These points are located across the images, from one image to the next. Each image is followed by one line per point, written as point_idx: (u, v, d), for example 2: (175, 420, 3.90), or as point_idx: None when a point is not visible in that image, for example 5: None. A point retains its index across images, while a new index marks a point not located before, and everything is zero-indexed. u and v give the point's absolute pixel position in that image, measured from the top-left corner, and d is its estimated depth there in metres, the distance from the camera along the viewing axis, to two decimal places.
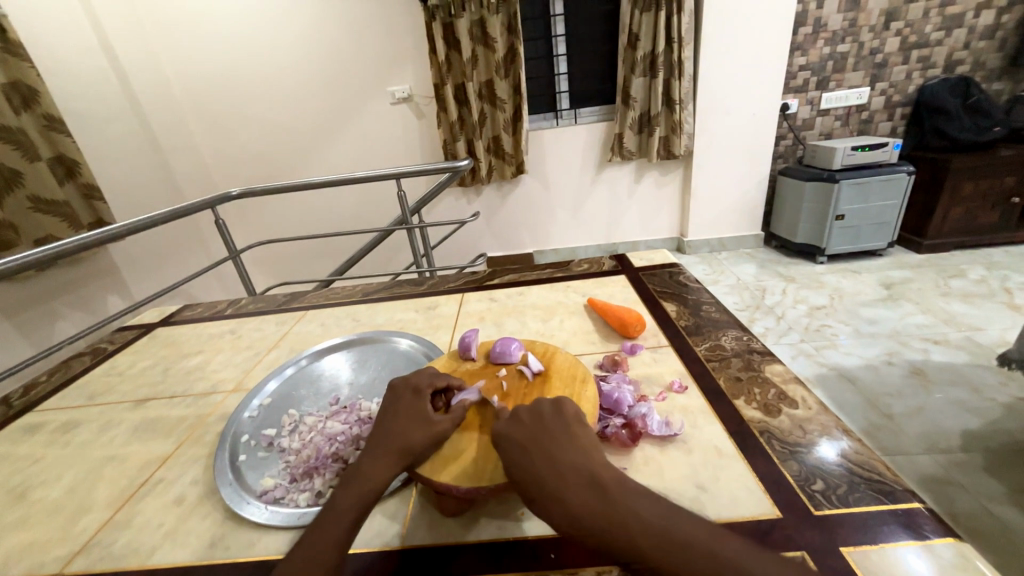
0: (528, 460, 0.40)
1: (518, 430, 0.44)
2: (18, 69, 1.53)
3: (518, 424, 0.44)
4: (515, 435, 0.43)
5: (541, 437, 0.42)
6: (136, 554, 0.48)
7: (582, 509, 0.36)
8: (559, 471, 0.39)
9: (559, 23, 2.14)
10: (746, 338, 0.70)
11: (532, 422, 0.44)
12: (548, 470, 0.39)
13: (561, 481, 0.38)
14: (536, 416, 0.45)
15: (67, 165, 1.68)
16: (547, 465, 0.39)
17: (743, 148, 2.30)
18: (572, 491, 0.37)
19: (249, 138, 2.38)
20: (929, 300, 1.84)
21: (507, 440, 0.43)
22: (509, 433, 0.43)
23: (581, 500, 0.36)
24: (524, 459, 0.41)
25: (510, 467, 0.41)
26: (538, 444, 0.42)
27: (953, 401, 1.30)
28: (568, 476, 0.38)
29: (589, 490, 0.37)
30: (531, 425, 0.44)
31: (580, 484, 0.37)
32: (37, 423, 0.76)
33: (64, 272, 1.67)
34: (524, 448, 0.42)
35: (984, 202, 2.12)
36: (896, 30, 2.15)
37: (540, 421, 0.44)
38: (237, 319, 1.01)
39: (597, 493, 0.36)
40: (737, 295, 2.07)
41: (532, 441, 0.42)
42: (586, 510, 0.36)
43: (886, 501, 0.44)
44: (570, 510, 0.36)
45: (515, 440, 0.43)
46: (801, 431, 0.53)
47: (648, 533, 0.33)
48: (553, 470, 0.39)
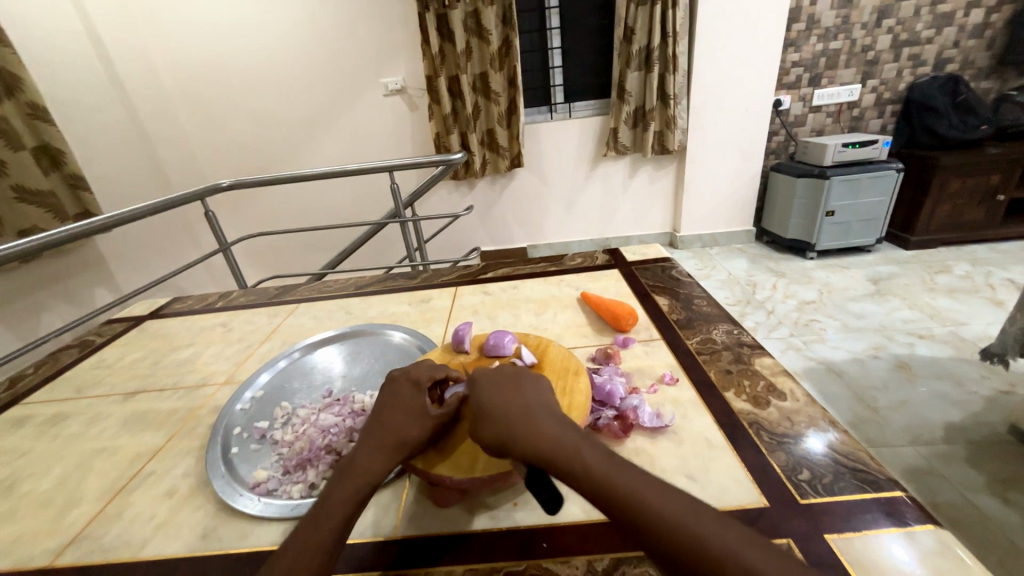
0: (502, 394, 0.44)
1: (498, 374, 0.47)
2: (0, 56, 1.49)
3: (501, 369, 0.47)
4: (496, 375, 0.46)
5: (519, 381, 0.46)
6: (128, 546, 0.48)
7: (543, 432, 0.39)
8: (529, 406, 0.42)
9: (554, 15, 2.12)
10: (736, 331, 0.71)
11: (514, 370, 0.48)
12: (518, 404, 0.42)
13: (528, 412, 0.41)
14: (518, 368, 0.48)
15: (51, 154, 1.64)
16: (520, 401, 0.43)
17: (736, 144, 2.31)
18: (538, 420, 0.40)
19: (239, 129, 2.34)
20: (915, 295, 1.87)
21: (487, 377, 0.46)
22: (491, 374, 0.47)
23: (544, 426, 0.39)
24: (498, 393, 0.44)
25: (483, 396, 0.44)
26: (516, 385, 0.45)
27: (937, 394, 1.33)
28: (537, 410, 0.42)
29: (553, 422, 0.40)
30: (513, 372, 0.47)
31: (546, 417, 0.41)
32: (24, 415, 0.75)
33: (49, 264, 1.64)
34: (501, 385, 0.45)
35: (970, 199, 2.16)
36: (888, 27, 2.17)
37: (521, 371, 0.48)
38: (228, 312, 1.00)
39: (559, 426, 0.40)
40: (728, 290, 2.09)
41: (509, 383, 0.45)
42: (545, 434, 0.39)
43: (869, 490, 0.45)
44: (532, 432, 0.39)
45: (494, 378, 0.46)
46: (788, 422, 0.54)
47: (597, 458, 0.36)
48: (524, 404, 0.42)
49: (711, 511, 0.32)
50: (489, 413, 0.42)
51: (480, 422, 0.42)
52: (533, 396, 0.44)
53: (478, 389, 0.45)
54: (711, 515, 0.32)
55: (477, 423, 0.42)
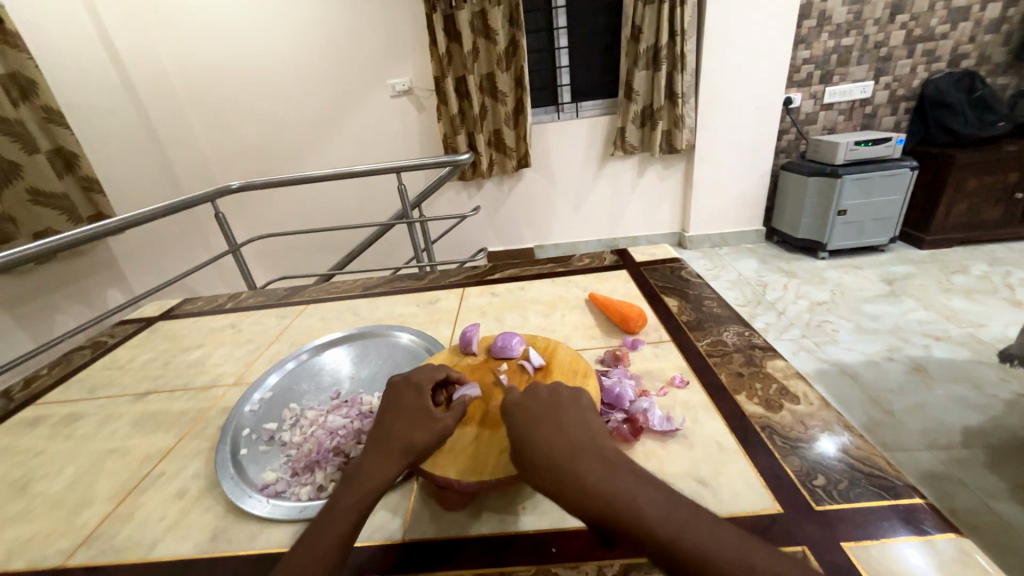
0: (543, 434, 0.41)
1: (533, 407, 0.44)
2: (17, 61, 1.52)
3: (536, 401, 0.44)
4: (532, 411, 0.43)
5: (558, 414, 0.43)
6: (138, 547, 0.48)
7: (593, 482, 0.36)
8: (574, 447, 0.39)
9: (561, 15, 2.12)
10: (748, 333, 0.70)
11: (549, 401, 0.44)
12: (562, 446, 0.39)
13: (574, 456, 0.38)
14: (553, 396, 0.45)
15: (66, 158, 1.67)
16: (563, 441, 0.40)
17: (745, 143, 2.28)
18: (586, 466, 0.37)
19: (249, 131, 2.36)
20: (930, 296, 1.83)
21: (524, 413, 0.43)
22: (526, 408, 0.44)
23: (594, 475, 0.36)
24: (538, 432, 0.41)
25: (523, 438, 0.41)
26: (555, 421, 0.42)
27: (954, 397, 1.31)
28: (583, 452, 0.38)
29: (603, 467, 0.37)
30: (549, 403, 0.44)
31: (593, 460, 0.38)
32: (38, 416, 0.76)
33: (63, 265, 1.67)
34: (539, 423, 0.42)
35: (987, 197, 2.11)
36: (901, 23, 2.13)
37: (557, 401, 0.44)
38: (238, 313, 1.01)
39: (610, 470, 0.37)
40: (738, 290, 2.06)
41: (546, 419, 0.42)
42: (597, 485, 0.36)
43: (886, 497, 0.44)
44: (583, 483, 0.36)
45: (531, 415, 0.43)
46: (802, 426, 0.52)
47: (660, 511, 0.33)
48: (567, 445, 0.39)
49: (789, 567, 0.30)
50: (533, 459, 0.39)
51: (525, 470, 0.39)
52: (576, 432, 0.41)
53: (516, 429, 0.42)
54: (792, 572, 0.30)
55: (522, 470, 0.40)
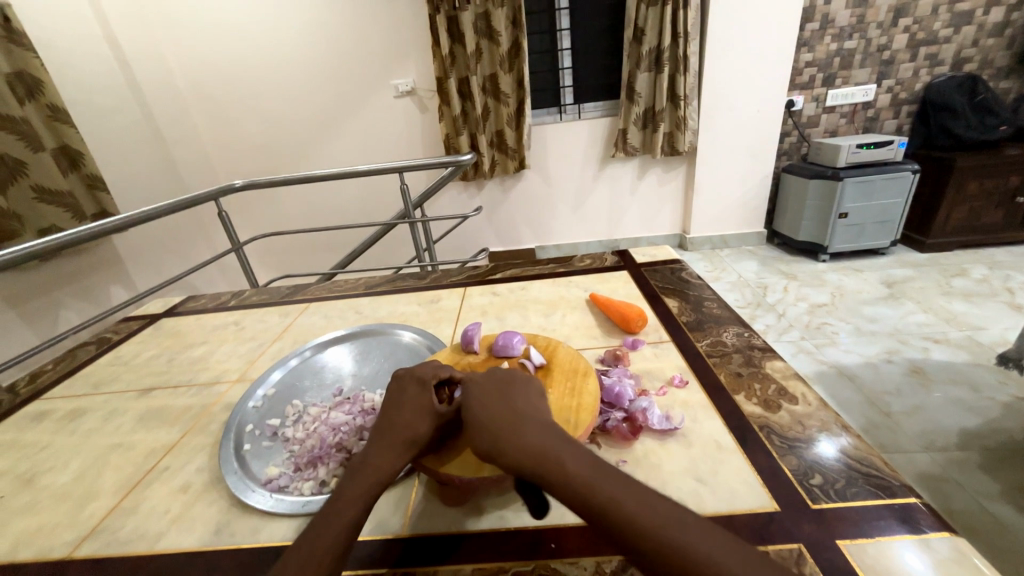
0: (493, 402, 0.44)
1: (490, 382, 0.47)
2: (23, 59, 1.53)
3: (494, 378, 0.48)
4: (487, 384, 0.46)
5: (509, 389, 0.46)
6: (144, 539, 0.49)
7: (528, 437, 0.39)
8: (550, 436, 0.39)
9: (564, 17, 2.12)
10: (747, 334, 0.71)
11: (506, 378, 0.48)
12: (505, 412, 0.42)
13: (516, 419, 0.41)
14: (510, 375, 0.48)
15: (70, 155, 1.68)
16: (507, 409, 0.43)
17: (747, 145, 2.29)
18: (524, 427, 0.40)
19: (252, 130, 2.37)
20: (931, 299, 1.84)
21: (482, 384, 0.47)
22: (484, 381, 0.47)
23: (529, 433, 0.39)
24: (489, 401, 0.44)
25: (474, 405, 0.44)
26: (506, 394, 0.45)
27: (954, 400, 1.31)
28: (523, 418, 0.41)
29: (539, 429, 0.40)
30: (502, 380, 0.47)
31: (530, 423, 0.40)
32: (43, 410, 0.77)
33: (67, 262, 1.68)
34: (491, 394, 0.45)
35: (988, 201, 2.11)
36: (904, 26, 2.13)
37: (514, 379, 0.48)
38: (241, 311, 1.01)
39: (545, 431, 0.39)
40: (738, 292, 2.07)
41: (499, 392, 0.45)
42: (530, 440, 0.38)
43: (883, 496, 0.44)
44: (518, 438, 0.39)
45: (486, 387, 0.46)
46: (800, 427, 0.53)
47: (578, 462, 0.36)
48: (512, 413, 0.42)
49: (686, 515, 0.31)
50: (478, 421, 0.42)
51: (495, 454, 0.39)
52: (523, 405, 0.44)
53: (470, 397, 0.45)
54: (692, 521, 0.31)
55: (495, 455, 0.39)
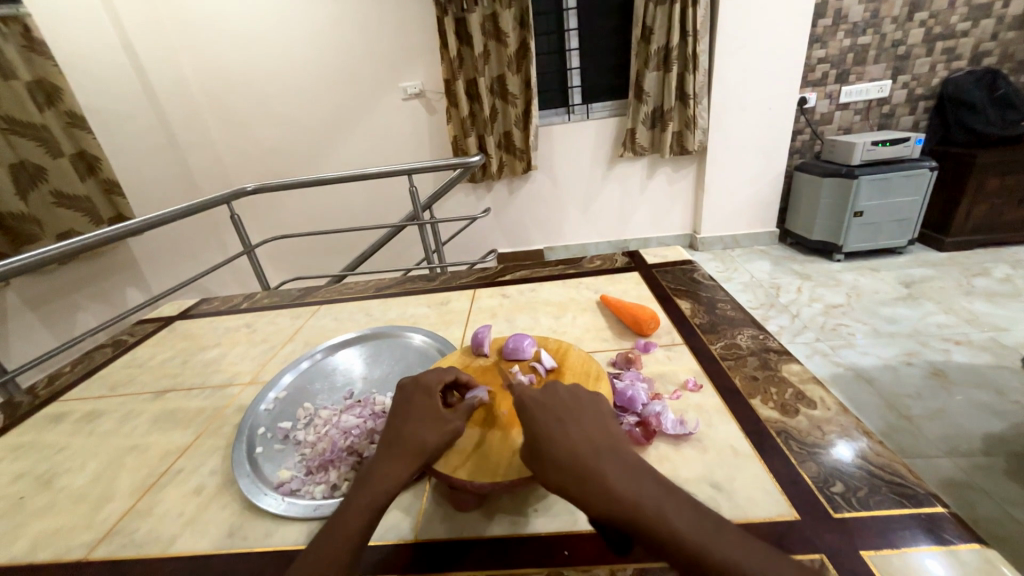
0: (567, 433, 0.41)
1: (557, 407, 0.44)
2: (43, 67, 1.57)
3: (559, 404, 0.44)
4: (556, 410, 0.44)
5: (579, 417, 0.43)
6: (158, 542, 0.49)
7: (622, 481, 0.36)
8: (598, 449, 0.39)
9: (572, 17, 2.12)
10: (762, 337, 0.69)
11: (571, 403, 0.45)
12: (586, 445, 0.40)
13: (598, 460, 0.38)
14: (573, 399, 0.45)
15: (87, 161, 1.71)
16: (587, 442, 0.40)
17: (759, 144, 2.26)
18: (612, 469, 0.37)
19: (263, 134, 2.40)
20: (951, 299, 1.79)
21: (551, 409, 0.44)
22: (546, 407, 0.44)
23: (619, 477, 0.37)
24: (562, 432, 0.41)
25: (545, 437, 0.41)
26: (577, 423, 0.42)
27: (976, 403, 1.27)
28: (607, 456, 0.39)
29: (628, 471, 0.37)
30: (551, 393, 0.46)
31: (617, 464, 0.38)
32: (61, 412, 0.78)
33: (85, 265, 1.71)
34: (564, 423, 0.42)
35: (1010, 198, 2.05)
36: (920, 21, 2.09)
37: (580, 404, 0.45)
38: (253, 313, 1.02)
39: (633, 474, 0.37)
40: (750, 293, 2.04)
41: (571, 420, 0.43)
42: (622, 485, 0.36)
43: (907, 505, 0.43)
44: (608, 484, 0.36)
45: (556, 416, 0.43)
46: (819, 432, 0.52)
47: (683, 518, 0.34)
48: (592, 447, 0.40)
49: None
50: (555, 454, 0.39)
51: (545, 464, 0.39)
52: (598, 435, 0.41)
53: (535, 420, 0.43)
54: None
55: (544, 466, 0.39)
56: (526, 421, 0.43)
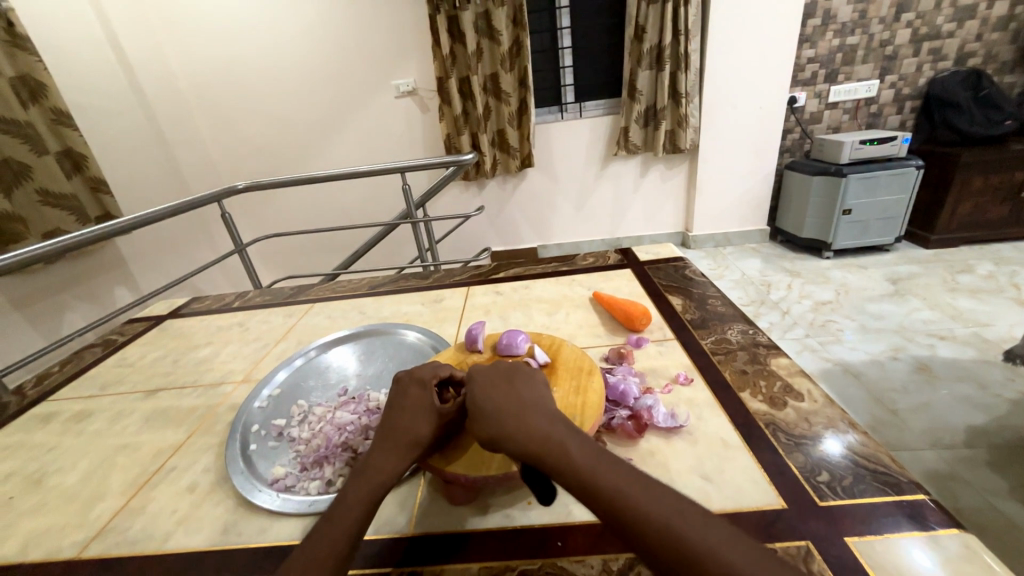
0: (500, 391, 0.45)
1: (497, 371, 0.49)
2: (27, 63, 1.54)
3: (501, 372, 0.48)
4: (494, 374, 0.48)
5: (515, 379, 0.47)
6: (152, 539, 0.49)
7: (536, 427, 0.40)
8: (525, 404, 0.43)
9: (565, 15, 2.12)
10: (752, 332, 0.70)
11: (511, 370, 0.49)
12: (514, 402, 0.44)
13: (526, 411, 0.42)
14: (514, 365, 0.50)
15: (74, 158, 1.68)
16: (516, 399, 0.44)
17: (751, 142, 2.28)
18: (535, 418, 0.41)
19: (254, 132, 2.38)
20: (936, 296, 1.82)
21: (494, 375, 0.48)
22: (489, 371, 0.48)
23: (537, 424, 0.41)
24: (496, 390, 0.46)
25: (479, 391, 0.46)
26: (512, 384, 0.46)
27: (960, 397, 1.30)
28: (532, 409, 0.43)
29: (549, 422, 0.41)
30: (506, 364, 0.50)
31: (539, 415, 0.42)
32: (51, 411, 0.77)
33: (72, 264, 1.69)
34: (503, 384, 0.46)
35: (994, 197, 2.09)
36: (907, 21, 2.12)
37: (518, 370, 0.49)
38: (246, 312, 1.02)
39: (551, 422, 0.41)
40: (741, 290, 2.06)
41: (507, 381, 0.47)
42: (538, 428, 0.40)
43: (891, 493, 0.44)
44: (526, 427, 0.40)
45: (497, 379, 0.47)
46: (806, 423, 0.53)
47: (587, 457, 0.37)
48: (517, 401, 0.44)
49: (700, 513, 0.33)
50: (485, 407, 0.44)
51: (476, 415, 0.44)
52: (529, 394, 0.45)
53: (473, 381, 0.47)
54: (696, 515, 0.32)
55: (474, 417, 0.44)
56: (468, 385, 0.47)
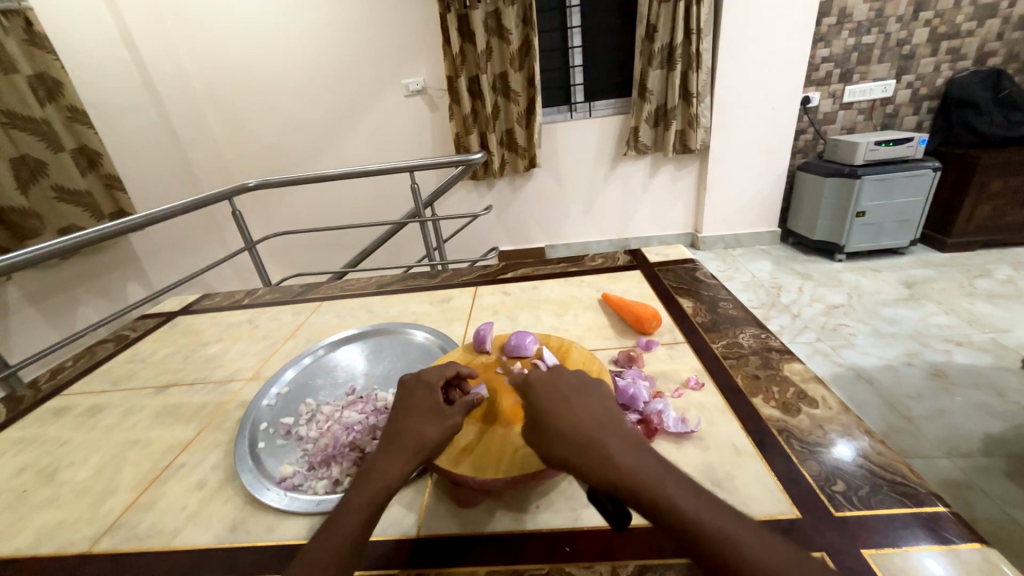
0: (570, 409, 0.42)
1: (561, 386, 0.45)
2: (45, 62, 1.57)
3: (568, 384, 0.45)
4: (560, 387, 0.44)
5: (583, 395, 0.44)
6: (161, 535, 0.50)
7: (617, 456, 0.37)
8: (600, 425, 0.40)
9: (575, 15, 2.11)
10: (764, 336, 0.69)
11: (577, 384, 0.45)
12: (589, 423, 0.40)
13: (600, 433, 0.39)
14: (577, 379, 0.46)
15: (89, 156, 1.71)
16: (589, 418, 0.41)
17: (762, 143, 2.25)
18: (613, 443, 0.38)
19: (264, 130, 2.40)
20: (952, 300, 1.79)
21: (562, 388, 0.45)
22: (553, 384, 0.45)
23: (619, 451, 0.37)
24: (565, 407, 0.42)
25: (548, 408, 0.42)
26: (582, 400, 0.43)
27: (976, 404, 1.27)
28: (608, 432, 0.39)
29: (630, 447, 0.38)
30: (570, 377, 0.46)
31: (618, 439, 0.39)
32: (63, 406, 0.78)
33: (85, 260, 1.71)
34: (570, 399, 0.43)
35: (1013, 199, 2.04)
36: (925, 20, 2.08)
37: (584, 385, 0.45)
38: (255, 309, 1.02)
39: (634, 449, 0.38)
40: (751, 292, 2.04)
41: (577, 397, 0.43)
42: (618, 456, 0.37)
43: (909, 504, 0.43)
44: (607, 455, 0.37)
45: (564, 393, 0.44)
46: (820, 431, 0.52)
47: (681, 490, 0.34)
48: (592, 421, 0.40)
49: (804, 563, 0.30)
50: (558, 426, 0.40)
51: (548, 436, 0.40)
52: (599, 412, 0.42)
53: (540, 395, 0.44)
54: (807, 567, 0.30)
55: (546, 439, 0.40)
56: (532, 399, 0.44)
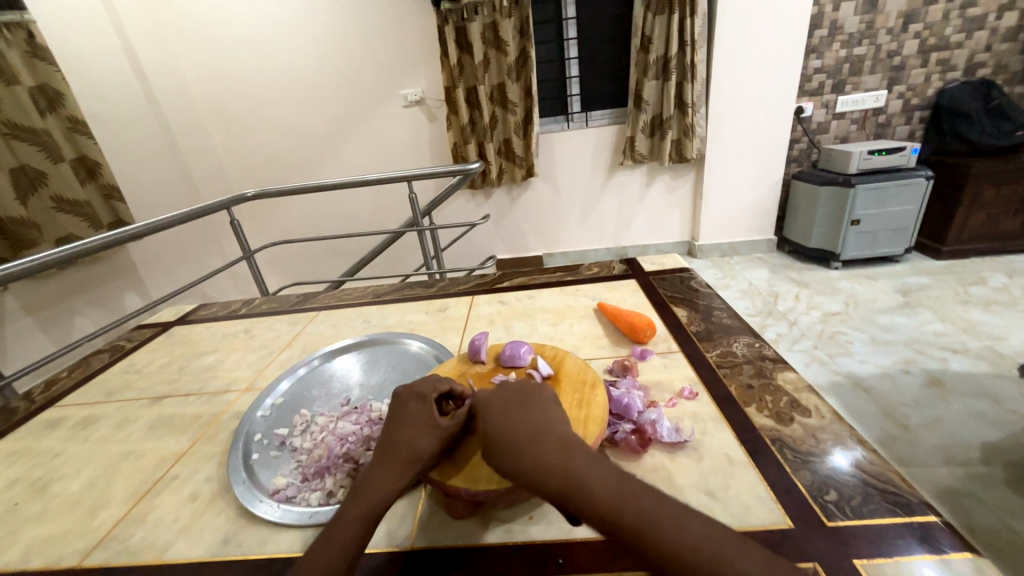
0: (509, 420, 0.43)
1: (502, 400, 0.46)
2: (46, 73, 1.58)
3: (508, 396, 0.47)
4: (500, 402, 0.46)
5: (522, 406, 0.45)
6: (153, 549, 0.49)
7: (548, 460, 0.38)
8: (535, 432, 0.41)
9: (571, 27, 2.14)
10: (758, 345, 0.69)
11: (516, 395, 0.47)
12: (524, 432, 0.42)
13: (534, 441, 0.40)
14: (520, 390, 0.48)
15: (88, 166, 1.72)
16: (525, 427, 0.42)
17: (757, 152, 2.27)
18: (544, 448, 0.39)
19: (264, 141, 2.41)
20: (948, 308, 1.79)
21: (493, 409, 0.45)
22: (493, 399, 0.47)
23: (551, 455, 0.39)
24: (504, 419, 0.44)
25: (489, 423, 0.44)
26: (521, 411, 0.44)
27: (972, 412, 1.27)
28: (543, 436, 0.41)
29: (558, 448, 0.39)
30: (512, 390, 0.48)
31: (551, 443, 0.40)
32: (56, 418, 0.78)
33: (82, 269, 1.71)
34: (510, 411, 0.44)
35: (1006, 208, 2.06)
36: (915, 32, 2.11)
37: (526, 395, 0.47)
38: (252, 319, 1.02)
39: (565, 450, 0.39)
40: (748, 300, 2.05)
41: (516, 408, 0.45)
42: (551, 459, 0.38)
43: (901, 514, 0.43)
44: (540, 461, 0.39)
45: (504, 405, 0.45)
46: (813, 440, 0.52)
47: (604, 483, 0.36)
48: (528, 429, 0.42)
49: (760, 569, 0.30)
50: (497, 441, 0.42)
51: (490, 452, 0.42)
52: (536, 419, 0.43)
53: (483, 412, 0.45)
54: (732, 545, 0.31)
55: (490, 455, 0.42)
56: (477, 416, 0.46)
